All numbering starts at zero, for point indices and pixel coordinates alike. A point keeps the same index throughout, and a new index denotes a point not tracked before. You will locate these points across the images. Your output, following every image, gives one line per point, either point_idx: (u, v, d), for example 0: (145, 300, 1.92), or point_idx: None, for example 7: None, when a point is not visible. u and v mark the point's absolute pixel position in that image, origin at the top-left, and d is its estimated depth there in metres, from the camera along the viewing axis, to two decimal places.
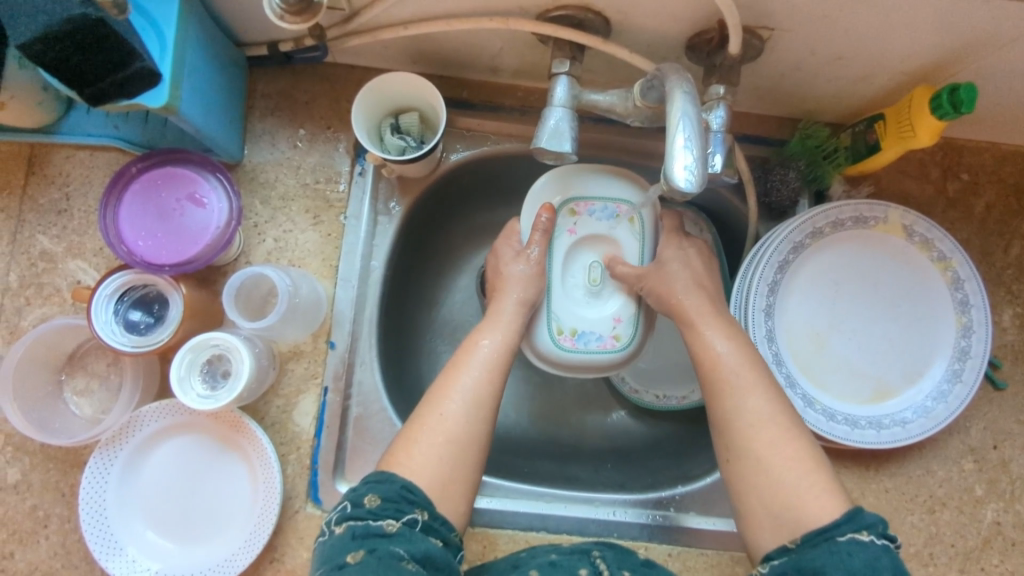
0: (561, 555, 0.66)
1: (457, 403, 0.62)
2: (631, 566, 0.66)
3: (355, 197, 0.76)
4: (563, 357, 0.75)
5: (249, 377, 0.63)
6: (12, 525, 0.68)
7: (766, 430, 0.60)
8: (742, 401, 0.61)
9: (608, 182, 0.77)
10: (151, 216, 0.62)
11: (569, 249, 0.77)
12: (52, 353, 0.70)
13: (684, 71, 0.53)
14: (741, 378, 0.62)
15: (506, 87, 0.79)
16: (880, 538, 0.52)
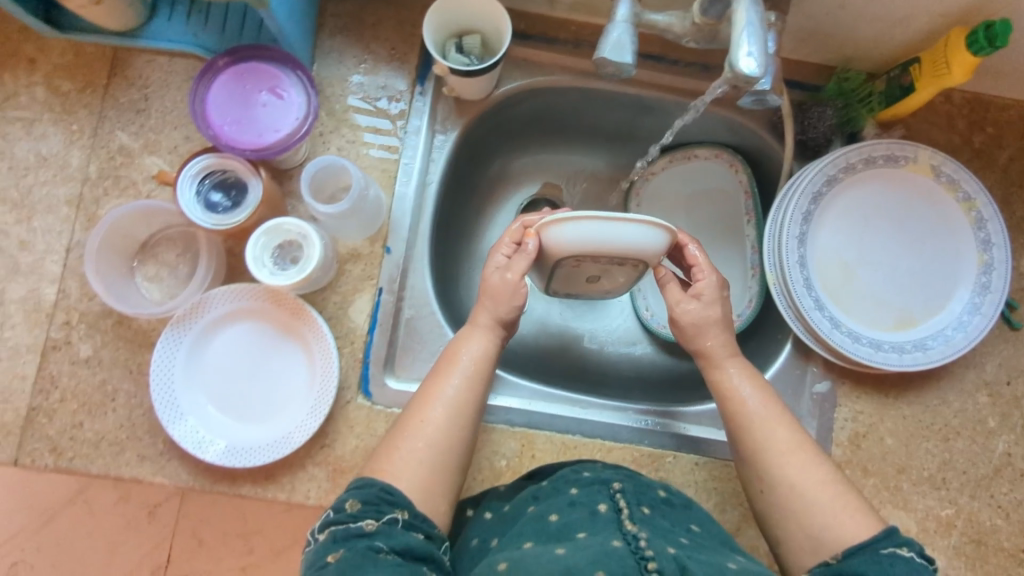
0: (581, 490, 0.66)
1: (439, 410, 0.67)
2: (650, 502, 0.66)
3: (415, 114, 0.80)
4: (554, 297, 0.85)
5: (317, 262, 0.67)
6: (82, 396, 0.73)
7: (794, 457, 0.67)
8: (770, 432, 0.69)
9: (620, 228, 0.67)
10: (236, 103, 0.67)
11: (567, 269, 0.74)
12: (126, 240, 0.75)
13: None
14: (765, 418, 0.70)
15: (561, 22, 0.83)
16: (918, 554, 0.60)
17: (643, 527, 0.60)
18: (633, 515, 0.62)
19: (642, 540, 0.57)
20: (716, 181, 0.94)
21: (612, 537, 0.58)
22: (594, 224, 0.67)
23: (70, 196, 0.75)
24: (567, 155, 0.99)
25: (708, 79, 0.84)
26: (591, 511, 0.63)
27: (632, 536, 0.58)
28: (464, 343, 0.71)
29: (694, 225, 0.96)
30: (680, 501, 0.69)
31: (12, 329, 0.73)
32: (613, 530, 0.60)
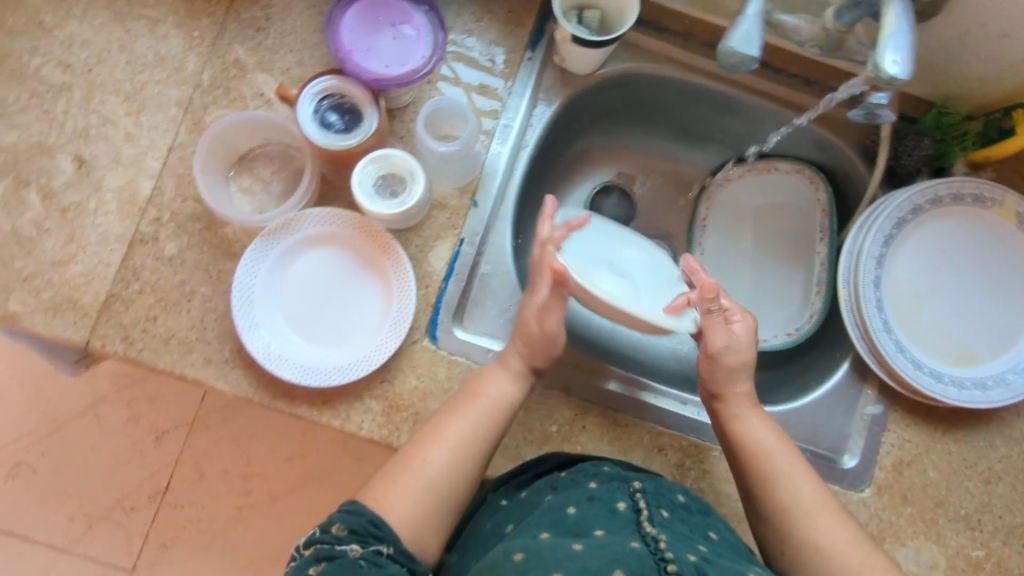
0: (601, 486, 0.67)
1: (446, 451, 0.68)
2: (668, 505, 0.66)
3: (522, 79, 0.82)
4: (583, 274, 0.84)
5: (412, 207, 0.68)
6: (160, 291, 0.74)
7: (824, 515, 0.68)
8: (796, 488, 0.69)
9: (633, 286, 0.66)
10: (365, 30, 0.68)
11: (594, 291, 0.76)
12: (227, 151, 0.77)
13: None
14: (791, 466, 0.70)
15: (675, 13, 0.85)
16: None
17: (662, 530, 0.61)
18: (652, 518, 0.62)
19: (661, 542, 0.58)
20: (793, 195, 0.95)
21: (632, 538, 0.59)
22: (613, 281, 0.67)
23: (181, 99, 0.77)
24: (648, 148, 1.01)
25: (808, 94, 0.86)
26: (610, 509, 0.64)
27: (650, 538, 0.59)
28: (486, 380, 0.72)
29: (764, 236, 0.98)
30: (697, 509, 0.68)
31: (104, 216, 0.75)
32: (632, 532, 0.60)
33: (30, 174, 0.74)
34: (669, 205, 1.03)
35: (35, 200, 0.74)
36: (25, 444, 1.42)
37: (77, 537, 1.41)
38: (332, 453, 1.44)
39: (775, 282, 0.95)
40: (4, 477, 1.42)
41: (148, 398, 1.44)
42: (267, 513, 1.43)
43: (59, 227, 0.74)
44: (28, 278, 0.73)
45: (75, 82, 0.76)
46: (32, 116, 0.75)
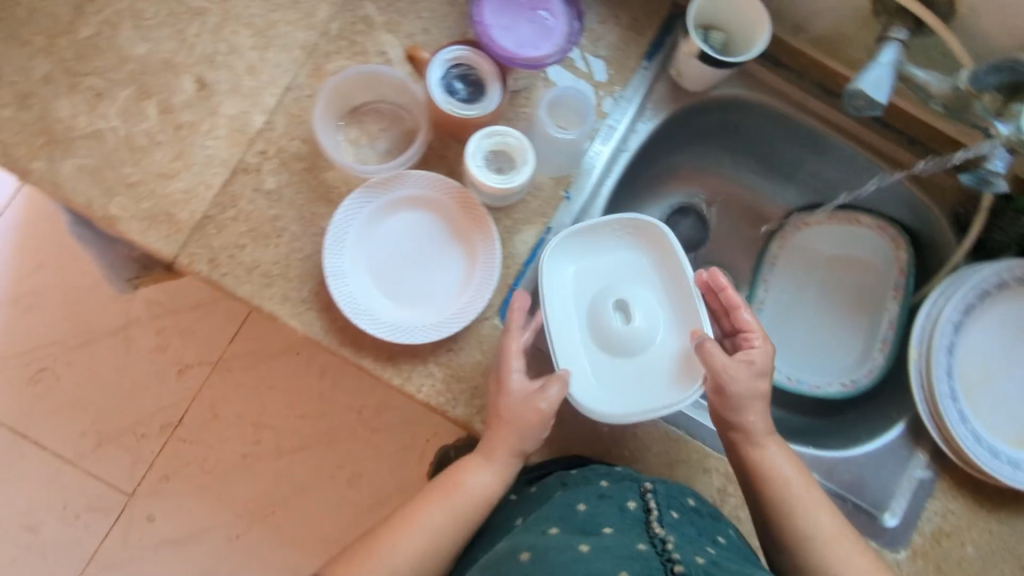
0: (611, 486, 0.69)
1: (416, 539, 0.68)
2: (679, 507, 0.68)
3: (634, 85, 0.83)
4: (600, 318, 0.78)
5: (514, 189, 0.70)
6: (253, 222, 0.76)
7: (842, 545, 0.68)
8: (815, 518, 0.69)
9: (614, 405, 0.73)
10: (506, 8, 0.70)
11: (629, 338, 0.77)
12: (342, 102, 0.78)
13: None
14: (809, 496, 0.70)
15: (793, 51, 0.87)
16: None
17: (670, 532, 0.63)
18: (661, 518, 0.65)
19: (669, 543, 0.61)
20: (871, 250, 0.94)
21: (639, 540, 0.62)
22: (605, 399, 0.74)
23: (306, 43, 0.79)
24: (732, 177, 1.02)
25: (908, 152, 0.87)
26: (620, 506, 0.66)
27: (658, 540, 0.62)
28: (470, 471, 0.71)
29: (831, 284, 0.98)
30: (708, 512, 0.70)
31: (213, 140, 0.76)
32: (640, 533, 0.63)
33: (153, 87, 0.76)
34: (740, 237, 1.03)
35: (153, 112, 0.76)
36: (51, 351, 1.37)
37: (85, 454, 1.36)
38: (348, 420, 1.39)
39: (835, 332, 0.96)
40: (27, 379, 1.36)
41: (181, 330, 1.39)
42: (270, 467, 1.38)
43: (171, 143, 0.76)
44: (133, 185, 0.75)
45: (211, 8, 0.79)
46: (165, 32, 0.77)
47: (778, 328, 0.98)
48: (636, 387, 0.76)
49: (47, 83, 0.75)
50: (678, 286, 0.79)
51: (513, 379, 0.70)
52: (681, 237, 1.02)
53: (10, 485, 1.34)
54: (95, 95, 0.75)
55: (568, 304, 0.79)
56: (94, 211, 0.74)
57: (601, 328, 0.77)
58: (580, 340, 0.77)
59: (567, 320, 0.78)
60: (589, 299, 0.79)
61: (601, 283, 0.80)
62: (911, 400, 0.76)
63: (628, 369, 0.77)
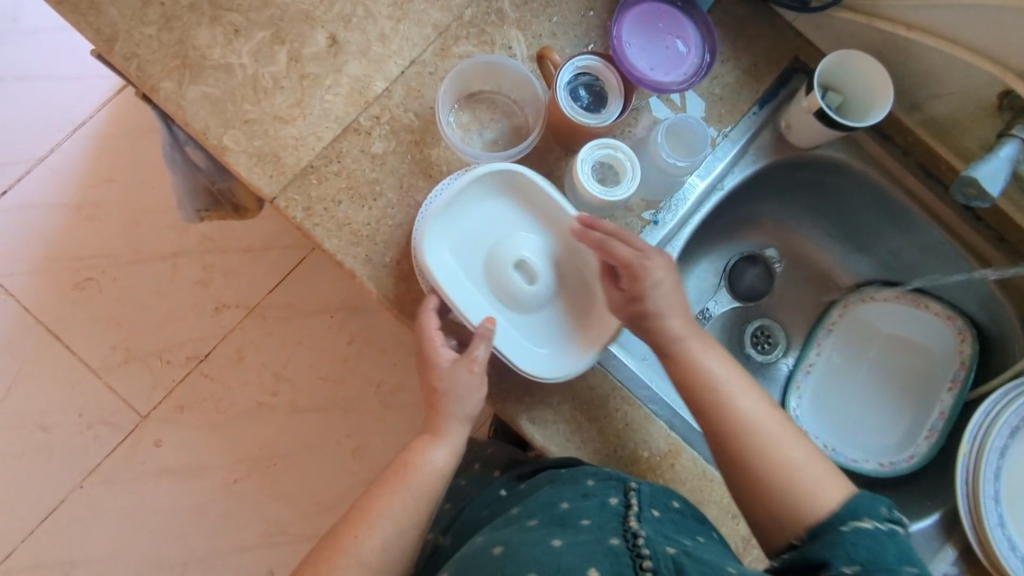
0: (597, 484, 0.70)
1: (380, 527, 0.67)
2: (661, 506, 0.68)
3: (741, 128, 0.84)
4: (497, 282, 0.74)
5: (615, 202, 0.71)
6: (352, 181, 0.78)
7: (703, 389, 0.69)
8: (732, 402, 0.69)
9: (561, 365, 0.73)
10: (645, 29, 0.72)
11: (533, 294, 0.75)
12: (461, 87, 0.81)
13: None
14: (729, 384, 0.70)
15: (902, 126, 0.88)
16: (879, 524, 0.60)
17: (645, 527, 0.63)
18: (640, 514, 0.65)
19: (639, 538, 0.61)
20: (931, 338, 0.94)
21: (611, 534, 0.62)
22: (549, 364, 0.74)
23: (439, 23, 0.82)
24: (808, 237, 1.02)
25: (994, 248, 0.87)
26: (601, 502, 0.67)
27: (630, 535, 0.62)
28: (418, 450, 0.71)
29: (875, 356, 0.98)
30: (691, 515, 0.70)
31: (333, 96, 0.79)
32: (615, 527, 0.64)
33: (288, 35, 0.79)
34: (803, 296, 1.04)
35: (283, 58, 0.79)
36: (105, 264, 1.41)
37: (112, 366, 1.39)
38: (365, 393, 1.42)
39: (876, 409, 0.96)
40: (75, 284, 1.40)
41: (228, 270, 1.42)
42: (285, 420, 1.40)
43: (293, 90, 0.79)
44: (250, 122, 0.78)
45: None
46: None
47: (822, 392, 0.98)
48: (553, 333, 0.76)
49: (191, 10, 0.78)
50: (536, 208, 0.76)
51: (440, 355, 0.71)
52: (745, 283, 1.02)
53: (34, 386, 1.38)
54: (233, 31, 0.79)
55: (463, 280, 0.74)
56: (207, 139, 0.77)
57: (502, 286, 0.74)
58: (492, 307, 0.75)
59: (469, 293, 0.74)
60: (475, 265, 0.75)
61: (479, 245, 0.75)
62: (960, 493, 0.76)
63: (538, 319, 0.76)
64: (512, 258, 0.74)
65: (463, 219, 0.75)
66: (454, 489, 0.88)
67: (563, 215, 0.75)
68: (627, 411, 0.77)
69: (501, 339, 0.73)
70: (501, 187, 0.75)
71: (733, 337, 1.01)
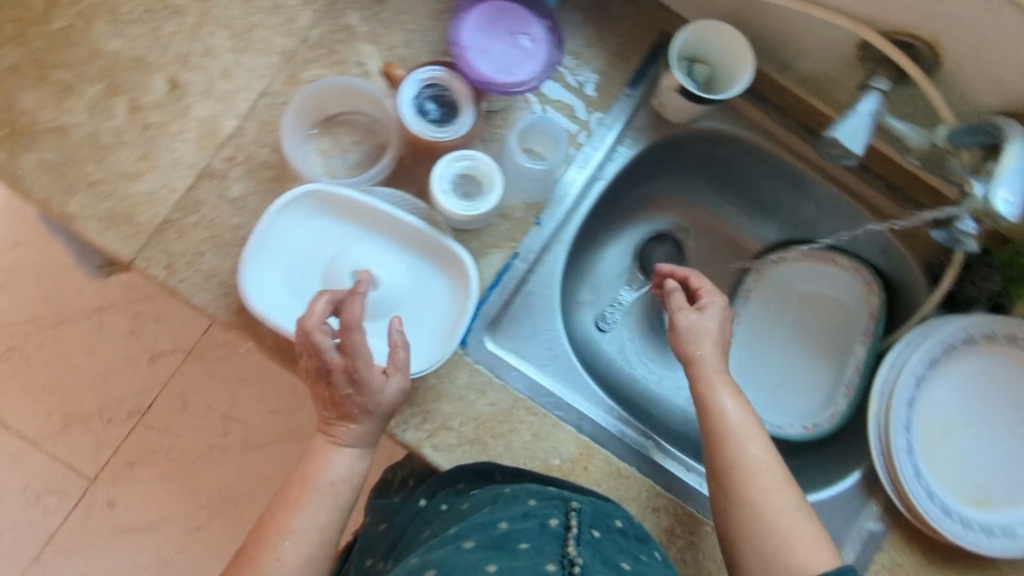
0: (538, 504, 0.67)
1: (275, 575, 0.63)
2: (602, 526, 0.65)
3: (615, 113, 0.82)
4: None
5: (479, 215, 0.68)
6: (215, 230, 0.74)
7: (729, 438, 0.69)
8: (746, 450, 0.68)
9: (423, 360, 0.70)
10: (485, 27, 0.69)
11: (381, 299, 0.70)
12: (316, 112, 0.77)
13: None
14: (743, 427, 0.69)
15: (778, 87, 0.86)
16: None
17: (583, 552, 0.60)
18: (580, 536, 0.62)
19: (576, 565, 0.58)
20: (841, 291, 0.94)
21: (548, 560, 0.58)
22: (415, 365, 0.70)
23: (284, 49, 0.78)
24: (712, 208, 1.01)
25: (885, 198, 0.86)
26: (541, 524, 0.63)
27: (567, 562, 0.58)
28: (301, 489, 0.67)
29: (788, 315, 0.98)
30: (634, 535, 0.67)
31: (182, 143, 0.75)
32: (553, 551, 0.60)
33: (124, 84, 0.75)
34: (718, 268, 1.01)
35: (121, 110, 0.75)
36: (23, 330, 1.34)
37: (50, 434, 1.33)
38: None
39: (804, 370, 0.95)
40: None
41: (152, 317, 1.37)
42: (241, 459, 1.34)
43: (137, 142, 0.74)
44: (95, 183, 0.73)
45: (189, 7, 0.77)
46: (140, 29, 0.76)
47: (747, 361, 0.97)
48: (418, 329, 0.72)
49: (14, 73, 0.73)
50: (353, 211, 0.72)
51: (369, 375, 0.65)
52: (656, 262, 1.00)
53: None
54: (64, 89, 0.74)
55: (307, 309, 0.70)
56: (52, 208, 0.73)
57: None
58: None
59: None
60: (316, 289, 0.71)
61: (311, 269, 0.71)
62: (886, 453, 0.77)
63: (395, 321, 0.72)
64: (347, 270, 0.70)
65: (287, 251, 0.71)
66: (387, 508, 0.85)
67: (380, 210, 0.71)
68: (535, 421, 0.75)
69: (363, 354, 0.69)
70: (316, 207, 0.71)
71: (651, 319, 0.99)
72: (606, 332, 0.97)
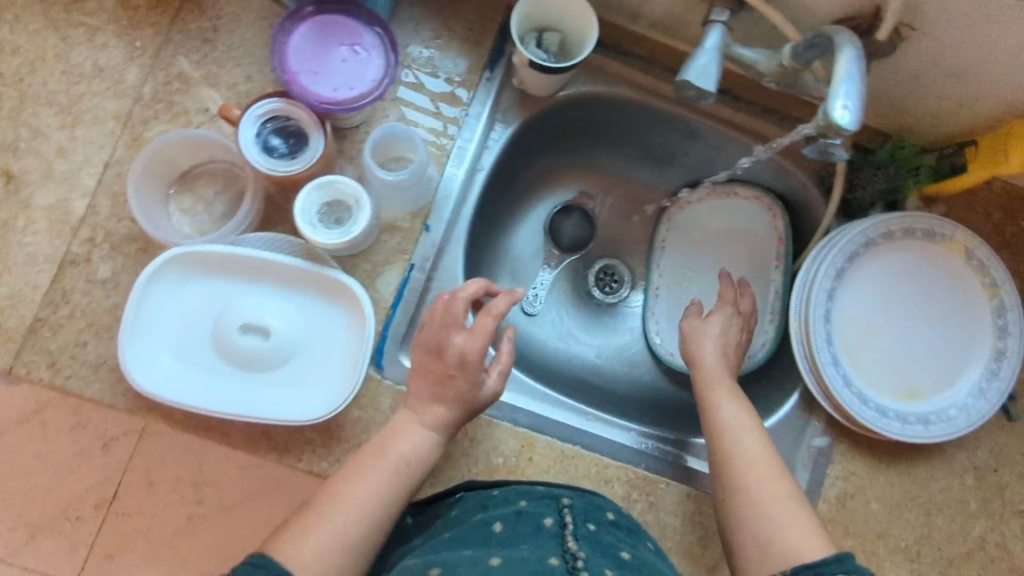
0: (530, 504, 0.67)
1: None
2: (597, 520, 0.66)
3: (480, 99, 0.79)
4: (235, 357, 0.67)
5: (352, 240, 0.66)
6: (93, 317, 0.70)
7: (736, 437, 0.71)
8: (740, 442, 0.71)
9: (332, 396, 0.67)
10: (313, 47, 0.66)
11: (277, 346, 0.68)
12: (168, 169, 0.73)
13: (855, 41, 0.57)
14: (743, 425, 0.72)
15: (637, 37, 0.84)
16: None
17: (583, 545, 0.60)
18: (577, 531, 0.62)
19: (579, 559, 0.58)
20: (748, 220, 0.94)
21: (550, 553, 0.59)
22: (324, 404, 0.67)
23: (119, 113, 0.73)
24: (611, 168, 0.99)
25: (766, 121, 0.86)
26: (536, 525, 0.63)
27: (570, 555, 0.59)
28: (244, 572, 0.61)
29: (704, 255, 0.97)
30: (626, 527, 0.68)
31: (33, 236, 0.71)
32: (553, 546, 0.60)
33: None
34: (627, 226, 1.01)
35: None
36: None
37: None
38: None
39: None
40: None
41: None
42: None
43: None
44: None
45: (7, 91, 0.73)
46: None
47: (675, 310, 0.96)
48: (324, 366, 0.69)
49: None
50: (228, 265, 0.69)
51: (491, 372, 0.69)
52: (567, 236, 0.99)
53: None
54: None
55: (203, 377, 0.67)
56: None
57: (243, 358, 0.67)
58: (252, 380, 0.68)
59: (217, 386, 0.67)
60: (208, 354, 0.68)
61: (199, 334, 0.68)
62: (814, 373, 0.77)
63: (298, 365, 0.69)
64: (233, 326, 0.67)
65: (168, 323, 0.68)
66: None
67: (253, 258, 0.68)
68: (468, 427, 0.75)
69: (270, 407, 0.67)
70: (188, 270, 0.68)
71: (575, 292, 0.98)
72: (535, 315, 0.95)
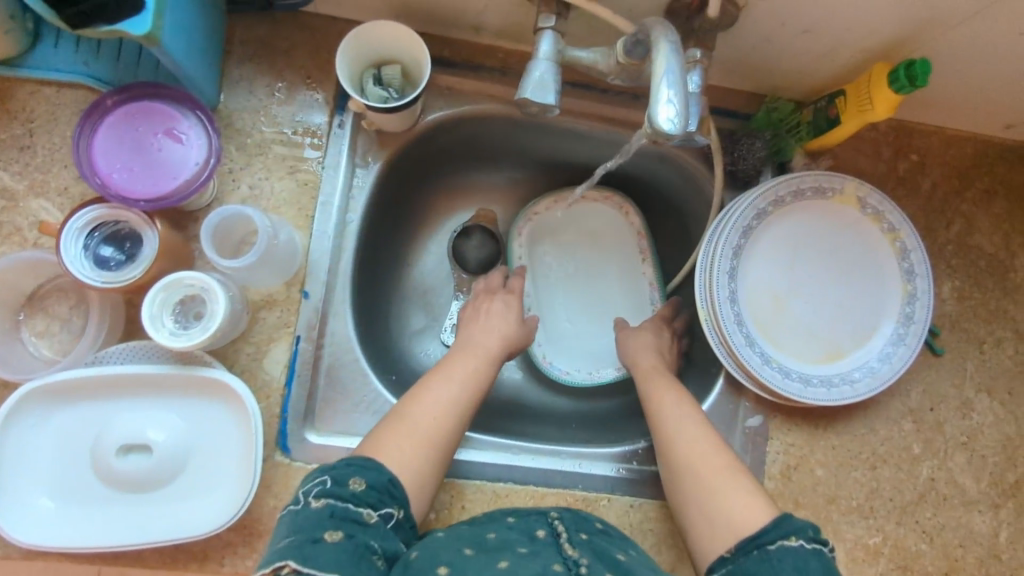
0: (517, 519, 0.66)
1: None
2: (588, 530, 0.65)
3: (333, 147, 0.75)
4: (118, 483, 0.63)
5: (216, 332, 0.61)
6: None
7: (685, 430, 0.69)
8: (676, 436, 0.69)
9: (228, 499, 0.64)
10: (125, 142, 0.64)
11: (161, 462, 0.63)
12: (10, 294, 0.68)
13: (668, 25, 0.55)
14: (681, 428, 0.70)
15: (487, 48, 0.80)
16: (808, 543, 0.58)
17: (583, 552, 0.60)
18: (572, 539, 0.62)
19: (583, 565, 0.57)
20: (605, 225, 0.93)
21: (553, 560, 0.58)
22: (222, 510, 0.63)
23: None
24: (500, 182, 0.94)
25: (638, 108, 0.81)
26: (530, 534, 0.63)
27: (573, 562, 0.58)
28: None
29: (568, 263, 0.94)
30: (616, 533, 0.67)
31: None
32: (553, 554, 0.59)
33: None
34: None
35: None
36: None
37: None
38: None
39: (606, 309, 0.92)
40: None
41: None
42: None
43: None
44: None
45: None
46: None
47: (550, 327, 0.92)
48: (218, 469, 0.65)
49: None
50: (95, 387, 0.65)
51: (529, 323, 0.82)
52: (473, 259, 0.92)
53: None
54: None
55: (89, 511, 0.64)
56: None
57: (128, 481, 0.63)
58: (145, 501, 0.64)
59: (106, 517, 0.63)
60: (91, 485, 0.64)
61: (77, 467, 0.64)
62: (731, 359, 0.75)
63: (190, 475, 0.65)
64: (110, 452, 0.63)
65: (41, 463, 0.64)
66: None
67: (122, 375, 0.64)
68: None
69: (166, 527, 0.63)
70: (55, 403, 0.64)
71: None
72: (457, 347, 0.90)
